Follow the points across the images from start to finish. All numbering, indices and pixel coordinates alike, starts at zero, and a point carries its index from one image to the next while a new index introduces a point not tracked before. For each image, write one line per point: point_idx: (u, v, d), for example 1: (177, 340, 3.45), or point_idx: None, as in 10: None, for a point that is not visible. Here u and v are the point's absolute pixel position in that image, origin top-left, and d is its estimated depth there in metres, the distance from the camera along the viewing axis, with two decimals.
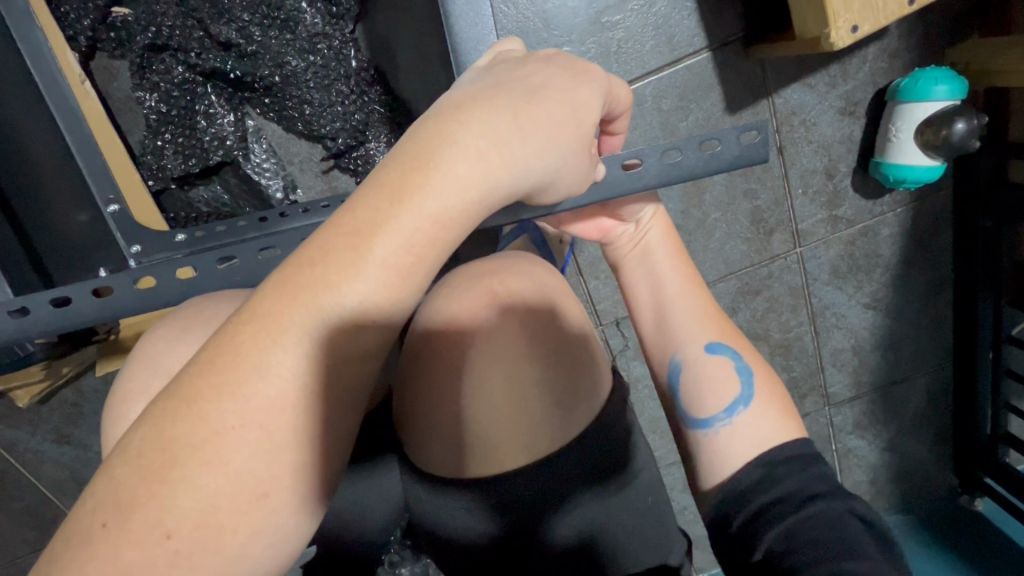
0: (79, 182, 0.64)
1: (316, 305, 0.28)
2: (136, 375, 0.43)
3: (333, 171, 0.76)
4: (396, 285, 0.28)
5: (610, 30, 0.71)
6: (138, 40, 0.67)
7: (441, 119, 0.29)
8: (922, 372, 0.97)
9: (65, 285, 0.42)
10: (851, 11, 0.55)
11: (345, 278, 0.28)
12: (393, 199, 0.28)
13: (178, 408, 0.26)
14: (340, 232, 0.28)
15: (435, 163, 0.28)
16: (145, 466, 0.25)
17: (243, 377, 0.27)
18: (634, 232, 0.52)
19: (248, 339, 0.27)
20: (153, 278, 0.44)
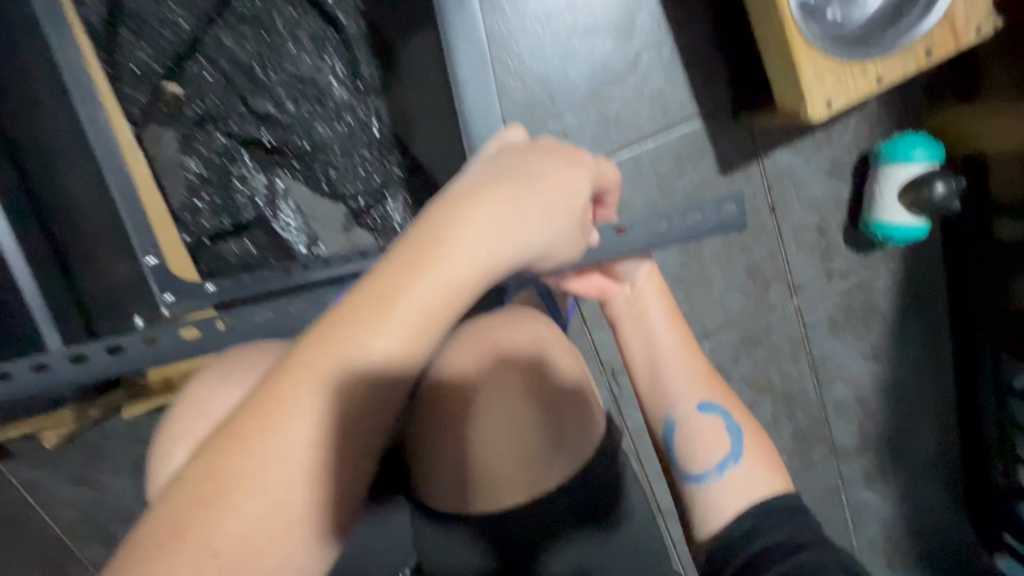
0: (120, 237, 0.68)
1: (347, 357, 0.32)
2: (182, 415, 0.49)
3: (354, 229, 0.81)
4: (416, 339, 0.32)
5: (610, 101, 0.78)
6: (186, 113, 0.75)
7: (457, 200, 0.33)
8: (928, 422, 0.97)
9: (119, 334, 0.48)
10: (824, 88, 0.60)
11: (373, 333, 0.32)
12: (415, 266, 0.32)
13: (227, 444, 0.30)
14: (368, 294, 0.32)
15: (450, 237, 0.32)
16: (198, 493, 0.29)
17: (282, 420, 0.31)
18: (631, 293, 0.55)
19: (289, 384, 0.31)
20: (196, 328, 0.51)
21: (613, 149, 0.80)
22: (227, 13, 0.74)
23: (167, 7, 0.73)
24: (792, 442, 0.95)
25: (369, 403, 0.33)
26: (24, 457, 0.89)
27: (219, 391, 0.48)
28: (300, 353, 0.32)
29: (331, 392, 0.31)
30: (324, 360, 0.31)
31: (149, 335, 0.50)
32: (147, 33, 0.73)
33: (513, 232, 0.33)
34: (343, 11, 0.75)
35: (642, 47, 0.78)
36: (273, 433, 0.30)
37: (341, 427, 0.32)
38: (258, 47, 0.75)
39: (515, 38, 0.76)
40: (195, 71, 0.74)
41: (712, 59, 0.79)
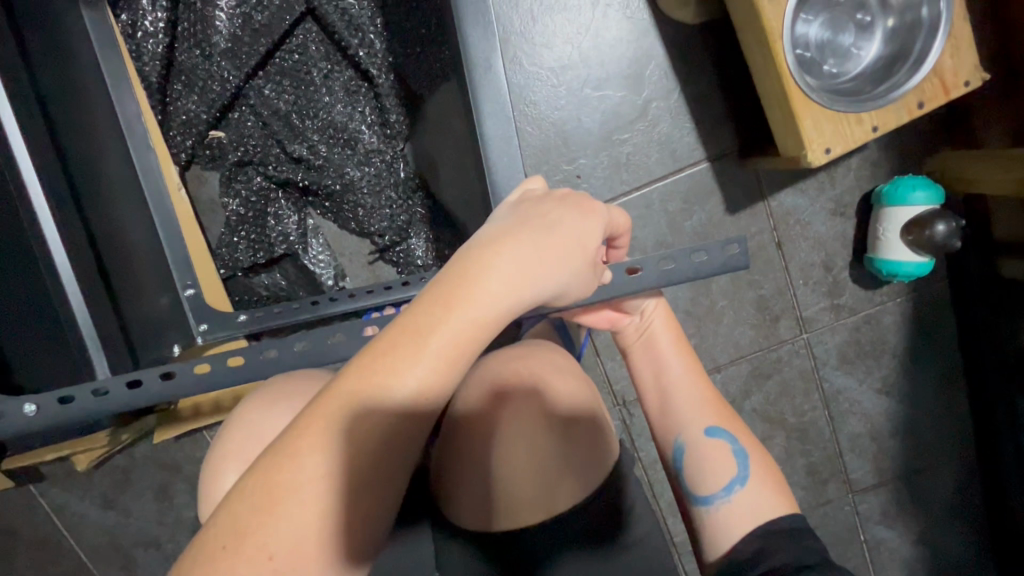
0: (164, 271, 0.74)
1: (386, 386, 0.35)
2: (231, 436, 0.54)
3: (377, 263, 0.88)
4: (447, 370, 0.36)
5: (621, 145, 0.84)
6: (229, 157, 0.82)
7: (483, 246, 0.37)
8: (946, 460, 0.96)
9: (137, 369, 0.46)
10: (824, 136, 0.65)
11: (408, 365, 0.35)
12: (447, 305, 0.36)
13: (279, 460, 0.34)
14: (403, 330, 0.36)
15: (477, 280, 0.36)
16: (256, 503, 0.33)
17: (328, 438, 0.35)
18: (640, 321, 0.58)
19: (335, 408, 0.35)
20: (208, 364, 0.47)
21: (624, 190, 0.85)
22: (270, 66, 0.80)
23: (213, 60, 0.78)
24: (805, 476, 0.96)
25: (405, 429, 0.36)
26: (56, 480, 0.93)
27: (265, 416, 0.54)
28: (341, 381, 0.36)
29: (370, 416, 0.35)
30: (364, 388, 0.35)
31: (166, 370, 0.47)
32: (195, 84, 0.78)
33: (533, 275, 0.37)
34: (374, 65, 0.80)
35: (652, 96, 0.83)
36: (320, 450, 0.34)
37: (377, 448, 0.36)
38: (296, 97, 0.81)
39: (532, 89, 0.82)
40: (238, 119, 0.81)
41: (717, 106, 0.84)
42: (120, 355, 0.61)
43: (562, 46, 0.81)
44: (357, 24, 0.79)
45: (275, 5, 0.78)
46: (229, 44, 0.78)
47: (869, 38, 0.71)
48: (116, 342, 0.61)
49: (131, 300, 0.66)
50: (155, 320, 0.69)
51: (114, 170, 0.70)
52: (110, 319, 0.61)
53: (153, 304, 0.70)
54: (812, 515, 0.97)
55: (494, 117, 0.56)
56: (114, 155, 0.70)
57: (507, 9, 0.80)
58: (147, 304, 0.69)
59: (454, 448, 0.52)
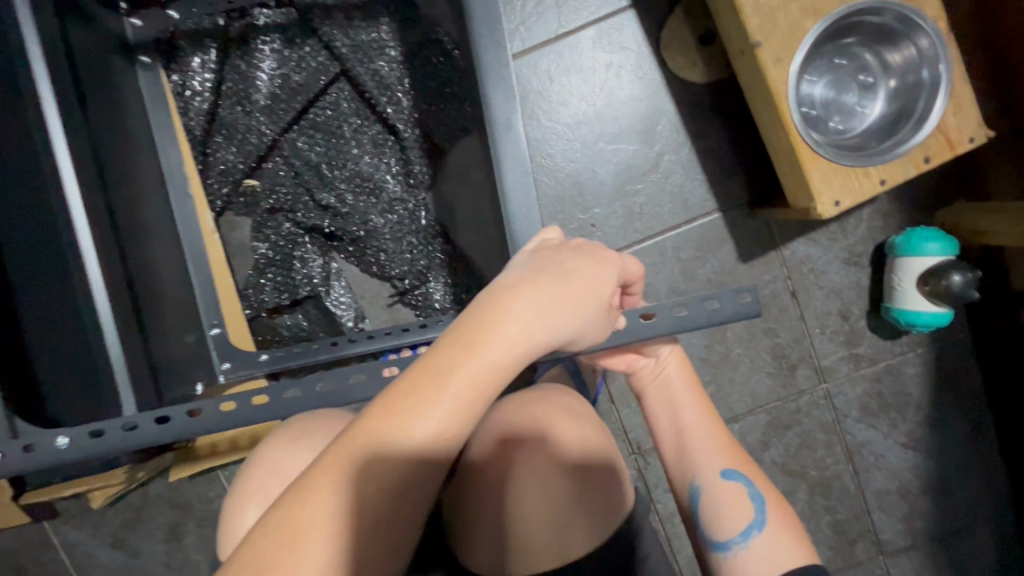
0: (192, 310, 0.77)
1: (406, 429, 0.36)
2: (255, 473, 0.55)
3: (396, 305, 0.91)
4: (464, 412, 0.37)
5: (634, 196, 0.87)
6: (261, 204, 0.86)
7: (501, 293, 0.39)
8: (981, 522, 0.91)
9: (167, 406, 0.47)
10: (832, 189, 0.67)
11: (428, 406, 0.36)
12: (465, 349, 0.37)
13: (301, 501, 0.35)
14: (423, 373, 0.37)
15: (497, 325, 0.37)
16: (278, 538, 0.34)
17: (348, 480, 0.36)
18: (655, 364, 0.59)
19: (356, 447, 0.36)
20: (233, 402, 0.49)
21: (638, 239, 0.87)
22: (304, 121, 0.86)
23: (253, 116, 0.84)
24: (831, 535, 0.92)
25: (423, 469, 0.37)
26: (71, 517, 0.93)
27: (288, 452, 0.55)
28: (363, 423, 0.37)
29: (388, 460, 0.36)
30: (384, 430, 0.36)
31: (194, 407, 0.48)
32: (235, 136, 0.84)
33: (549, 321, 0.38)
34: (401, 121, 0.86)
35: (663, 149, 0.86)
36: (340, 491, 0.35)
37: (394, 489, 0.37)
38: (327, 149, 0.86)
39: (549, 142, 0.86)
40: (271, 169, 0.86)
41: (728, 159, 0.87)
42: (146, 390, 0.63)
43: (577, 103, 0.86)
44: (387, 84, 0.85)
45: (312, 66, 0.85)
46: (269, 101, 0.84)
47: (873, 97, 0.75)
48: (143, 378, 0.63)
49: (159, 336, 0.69)
50: (180, 357, 0.72)
51: (154, 214, 0.75)
52: (139, 355, 0.63)
53: (179, 341, 0.73)
54: None
55: (514, 171, 0.59)
56: (155, 201, 0.75)
57: (526, 69, 0.85)
58: (174, 341, 0.71)
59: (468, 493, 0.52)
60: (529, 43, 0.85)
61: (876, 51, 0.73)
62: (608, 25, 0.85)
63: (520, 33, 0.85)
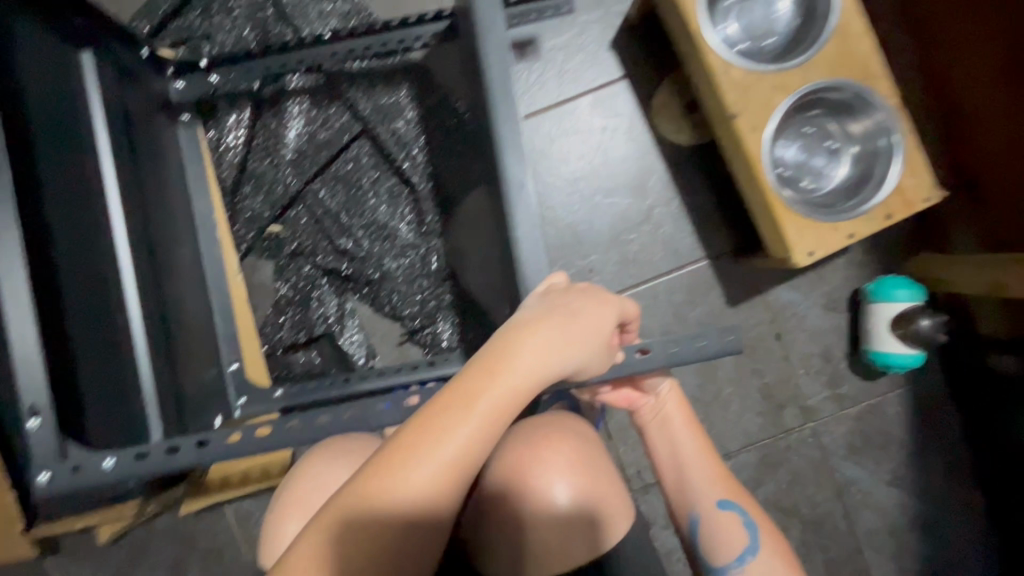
0: (213, 346, 0.83)
1: (437, 450, 0.41)
2: (291, 492, 0.59)
3: (406, 343, 0.95)
4: (489, 429, 0.42)
5: (629, 244, 0.94)
6: (283, 249, 0.93)
7: (518, 329, 0.45)
8: (969, 560, 0.94)
9: (207, 430, 0.53)
10: (806, 241, 0.74)
11: (457, 424, 0.41)
12: (489, 376, 0.43)
13: (341, 521, 0.39)
14: (449, 401, 0.42)
15: (514, 357, 0.43)
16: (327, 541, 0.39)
17: (384, 499, 0.40)
18: (655, 402, 0.64)
19: (393, 461, 0.41)
20: (268, 427, 0.53)
21: (632, 283, 0.94)
22: (327, 173, 0.94)
23: (281, 169, 0.93)
24: (825, 573, 0.94)
25: (454, 481, 0.42)
26: (76, 552, 0.94)
27: (329, 467, 0.59)
28: (395, 447, 0.41)
29: (421, 476, 0.40)
30: (414, 453, 0.41)
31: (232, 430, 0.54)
32: (263, 187, 0.92)
33: (558, 355, 0.44)
34: (416, 174, 0.94)
35: (655, 203, 0.95)
36: (377, 511, 0.40)
37: (428, 503, 0.41)
38: (346, 199, 0.94)
39: (550, 195, 0.95)
40: (295, 216, 0.93)
41: (713, 212, 0.95)
42: (173, 420, 0.67)
43: (576, 161, 0.95)
44: (404, 142, 0.94)
45: (337, 126, 0.94)
46: (296, 156, 0.93)
47: (840, 160, 0.84)
48: (171, 409, 0.67)
49: (185, 370, 0.74)
50: (202, 390, 0.76)
51: (186, 257, 0.81)
52: (168, 387, 0.68)
53: (201, 375, 0.77)
54: None
55: (523, 222, 0.66)
56: (187, 244, 0.82)
57: (529, 131, 0.94)
58: (196, 375, 0.76)
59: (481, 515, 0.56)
60: (533, 108, 0.95)
61: (839, 122, 0.83)
62: (603, 93, 0.95)
63: (525, 99, 0.95)
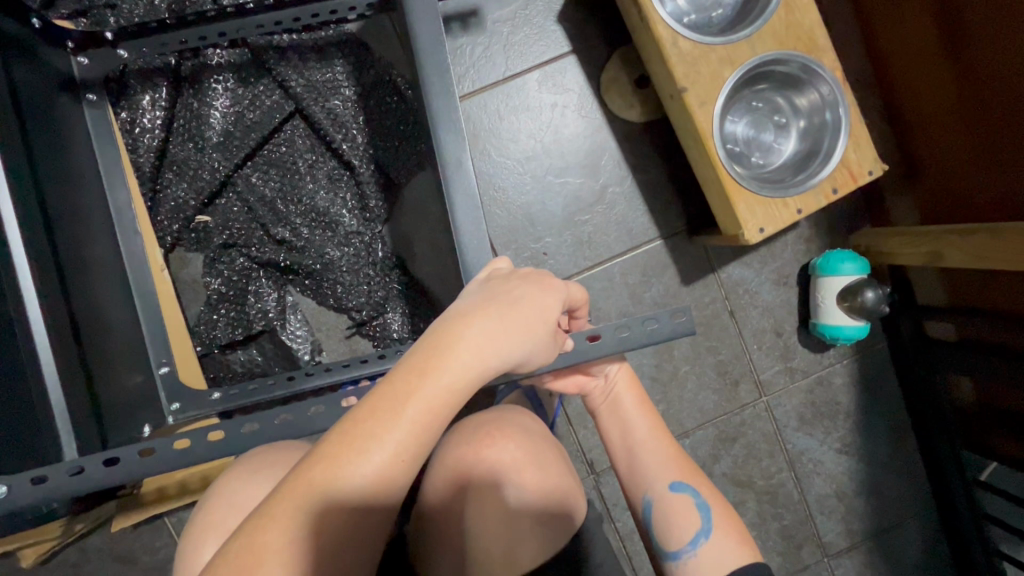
0: (139, 350, 0.76)
1: (363, 460, 0.38)
2: (214, 508, 0.54)
3: (354, 337, 0.91)
4: (422, 433, 0.39)
5: (583, 226, 0.92)
6: (213, 240, 0.86)
7: (455, 321, 0.42)
8: (910, 518, 0.99)
9: (115, 448, 0.48)
10: (756, 218, 0.74)
11: (386, 430, 0.39)
12: (421, 374, 0.40)
13: (255, 546, 0.36)
14: (377, 404, 0.39)
15: (450, 352, 0.40)
16: (239, 564, 0.35)
17: (311, 507, 0.37)
18: (604, 385, 0.63)
19: (317, 472, 0.38)
20: (188, 439, 0.49)
21: (587, 266, 0.92)
22: (258, 158, 0.87)
23: (205, 152, 0.85)
24: (780, 541, 0.97)
25: (385, 489, 0.39)
26: None
27: (248, 483, 0.55)
28: (317, 459, 0.38)
29: (350, 484, 0.38)
30: (338, 465, 0.38)
31: (145, 447, 0.49)
32: (185, 173, 0.84)
33: (499, 346, 0.41)
34: (356, 156, 0.88)
35: (608, 182, 0.92)
36: (305, 520, 0.37)
37: (358, 509, 0.39)
38: (282, 184, 0.87)
39: (500, 177, 0.91)
40: (225, 205, 0.86)
41: (666, 190, 0.94)
42: (90, 435, 0.61)
43: (526, 140, 0.91)
44: (341, 122, 0.87)
45: (266, 105, 0.86)
46: (221, 138, 0.85)
47: (787, 135, 0.84)
48: (87, 423, 0.61)
49: (105, 378, 0.67)
50: (128, 398, 0.70)
51: (101, 252, 0.73)
52: (84, 399, 0.61)
53: (126, 382, 0.71)
54: None
55: (465, 205, 0.63)
56: (102, 239, 0.74)
57: (475, 109, 0.90)
58: (119, 383, 0.69)
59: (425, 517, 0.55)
60: (479, 84, 0.90)
61: (786, 96, 0.83)
62: (551, 69, 0.91)
63: (469, 75, 0.90)
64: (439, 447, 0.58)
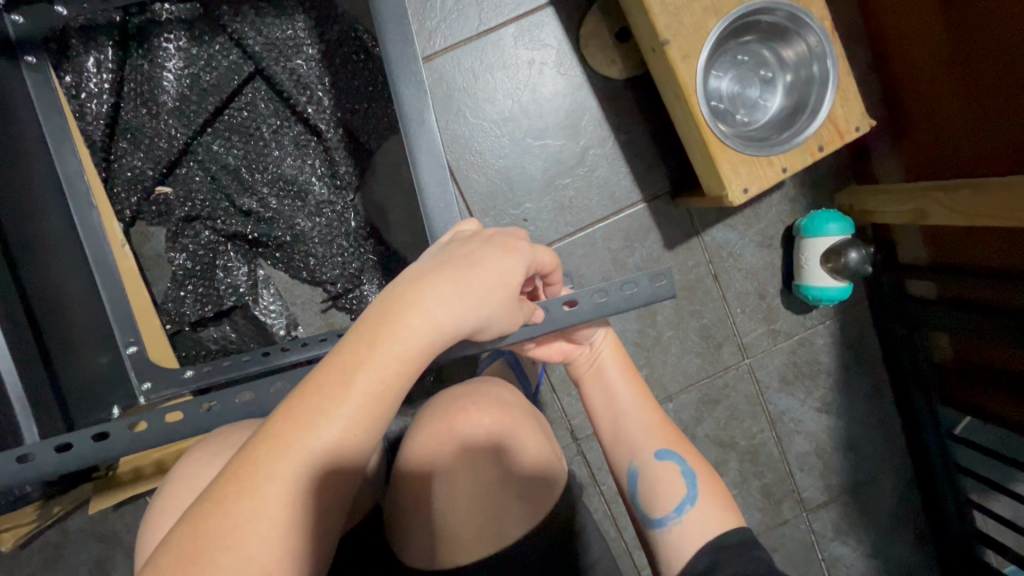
0: (104, 328, 0.72)
1: (310, 439, 0.37)
2: (176, 491, 0.53)
3: (331, 310, 0.88)
4: (373, 405, 0.38)
5: (563, 189, 0.89)
6: (176, 213, 0.81)
7: (405, 287, 0.40)
8: (885, 471, 1.01)
9: (67, 434, 0.46)
10: (740, 177, 0.71)
11: (334, 404, 0.37)
12: (369, 345, 0.38)
13: (199, 533, 0.34)
14: (326, 377, 0.38)
15: (402, 320, 0.38)
16: (183, 553, 0.34)
17: (256, 489, 0.36)
18: (590, 351, 0.61)
19: (263, 453, 0.37)
20: (145, 422, 0.48)
21: (568, 232, 0.90)
22: (218, 123, 0.82)
23: (161, 119, 0.79)
24: (761, 497, 0.99)
25: (338, 465, 0.38)
26: None
27: (208, 466, 0.54)
28: (262, 441, 0.37)
29: (298, 464, 0.37)
30: (284, 446, 0.37)
31: (99, 431, 0.47)
32: (141, 141, 0.79)
33: (457, 311, 0.39)
34: (323, 120, 0.83)
35: (589, 144, 0.89)
36: (248, 503, 0.36)
37: (309, 487, 0.38)
38: (245, 151, 0.82)
39: (476, 140, 0.87)
40: (185, 174, 0.81)
41: (649, 151, 0.90)
42: (53, 419, 0.58)
43: (502, 100, 0.87)
44: (305, 83, 0.82)
45: (223, 65, 0.81)
46: (177, 103, 0.80)
47: (773, 90, 0.81)
48: (48, 405, 0.58)
49: (68, 359, 0.64)
50: (94, 380, 0.67)
51: (54, 228, 0.69)
52: (43, 382, 0.59)
53: (91, 362, 0.68)
54: (770, 537, 0.99)
55: (431, 168, 0.60)
56: (54, 214, 0.70)
57: (449, 67, 0.85)
58: (83, 364, 0.66)
59: (395, 500, 0.54)
60: (451, 41, 0.85)
61: (773, 48, 0.79)
62: (527, 23, 0.86)
63: (441, 30, 0.85)
64: (415, 425, 0.58)
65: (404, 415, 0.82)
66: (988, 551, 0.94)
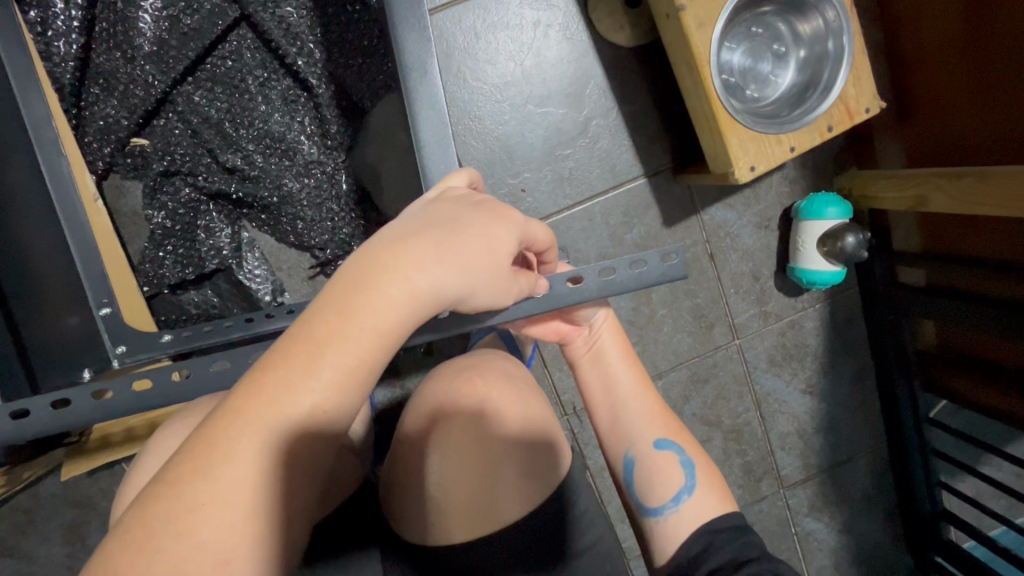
0: (73, 287, 0.67)
1: (268, 417, 0.35)
2: (148, 465, 0.53)
3: (319, 276, 0.83)
4: (343, 385, 0.36)
5: (564, 160, 0.86)
6: (154, 167, 0.76)
7: (380, 250, 0.37)
8: (862, 452, 1.04)
9: (22, 400, 0.45)
10: (749, 154, 0.70)
11: (303, 382, 0.35)
12: (340, 315, 0.36)
13: (146, 517, 0.33)
14: (295, 348, 0.36)
15: (375, 287, 0.36)
16: (129, 539, 0.32)
17: (213, 471, 0.34)
18: (589, 335, 0.60)
19: (222, 431, 0.35)
20: (106, 390, 0.47)
21: (567, 204, 0.87)
22: (200, 72, 0.76)
23: (136, 64, 0.74)
24: (741, 474, 1.01)
25: (317, 433, 0.36)
26: None
27: None
28: (219, 420, 0.35)
29: (258, 446, 0.35)
30: (241, 422, 0.35)
31: (59, 397, 0.46)
32: (116, 87, 0.74)
33: (434, 277, 0.37)
34: (313, 74, 0.78)
35: (592, 113, 0.86)
36: (201, 484, 0.34)
37: (274, 469, 0.36)
38: (230, 105, 0.78)
39: (475, 103, 0.83)
40: (164, 125, 0.76)
41: (653, 124, 0.88)
42: None
43: (505, 63, 0.83)
44: (295, 33, 0.77)
45: (206, 9, 0.75)
46: (154, 47, 0.74)
47: (785, 66, 0.79)
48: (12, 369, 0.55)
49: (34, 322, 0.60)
50: (62, 344, 0.63)
51: (16, 176, 0.63)
52: None
53: (58, 325, 0.63)
54: (749, 512, 1.02)
55: (433, 127, 0.56)
56: (16, 162, 0.64)
57: (450, 23, 0.81)
58: (49, 327, 0.62)
59: (391, 474, 0.55)
60: None
61: (789, 22, 0.77)
62: None
63: None
64: (419, 394, 0.59)
65: (392, 387, 0.81)
66: (950, 529, 0.99)
